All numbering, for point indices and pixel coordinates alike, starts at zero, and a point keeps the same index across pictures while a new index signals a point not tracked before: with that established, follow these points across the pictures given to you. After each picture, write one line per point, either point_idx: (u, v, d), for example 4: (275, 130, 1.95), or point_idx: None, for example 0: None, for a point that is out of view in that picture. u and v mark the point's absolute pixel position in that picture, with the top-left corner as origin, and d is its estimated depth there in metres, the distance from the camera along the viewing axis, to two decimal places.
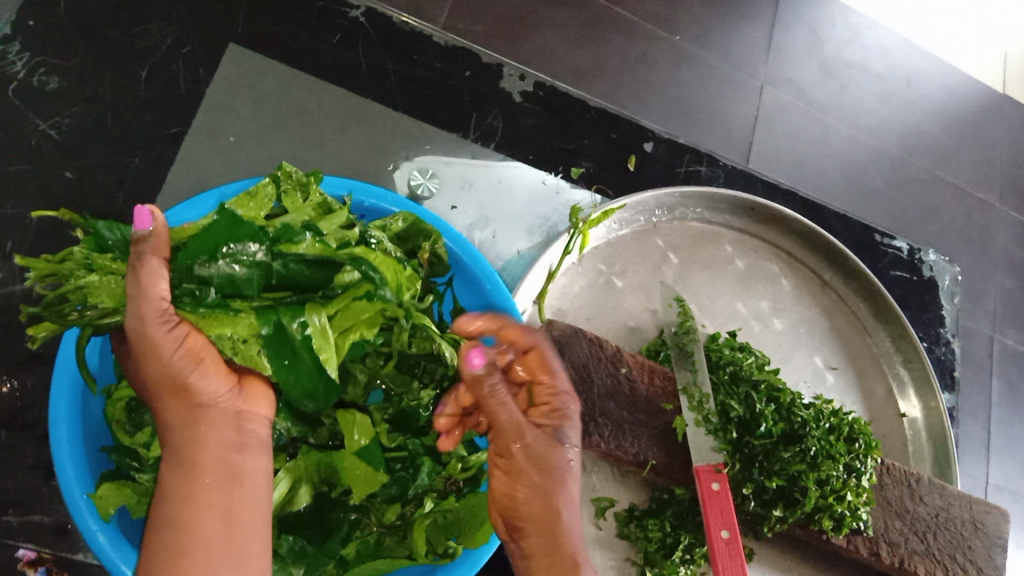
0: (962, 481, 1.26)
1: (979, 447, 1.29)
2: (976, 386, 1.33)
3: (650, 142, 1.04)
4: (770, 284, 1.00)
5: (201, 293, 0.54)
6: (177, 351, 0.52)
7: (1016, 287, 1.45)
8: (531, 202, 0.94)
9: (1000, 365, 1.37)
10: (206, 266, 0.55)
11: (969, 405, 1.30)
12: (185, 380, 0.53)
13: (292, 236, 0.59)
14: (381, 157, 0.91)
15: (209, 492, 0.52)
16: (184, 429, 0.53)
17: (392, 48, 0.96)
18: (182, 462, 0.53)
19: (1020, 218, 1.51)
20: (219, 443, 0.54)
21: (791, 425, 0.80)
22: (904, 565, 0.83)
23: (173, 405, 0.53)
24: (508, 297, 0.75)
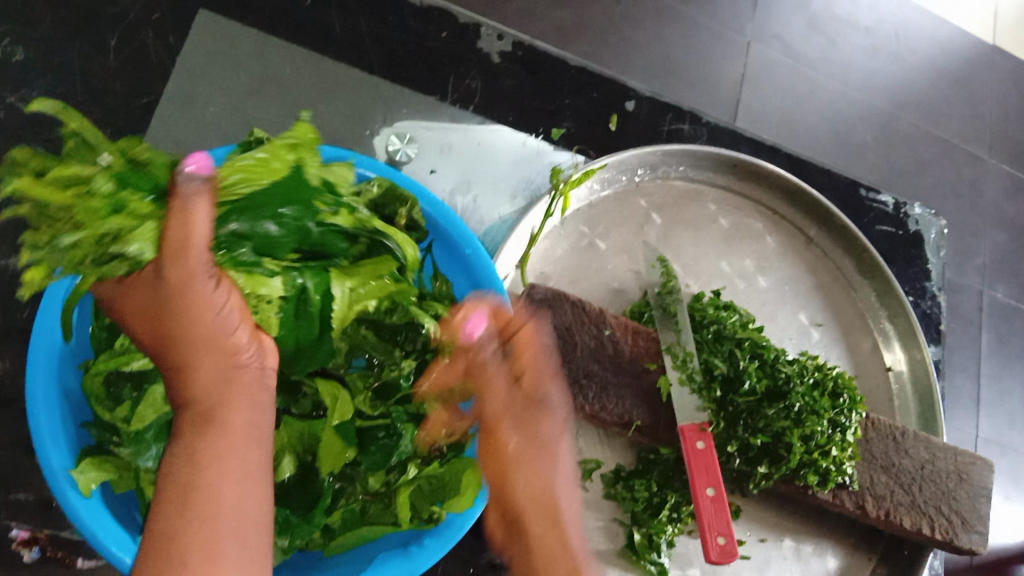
0: (950, 435, 1.27)
1: (967, 401, 1.30)
2: (964, 340, 1.33)
3: (632, 101, 1.02)
4: (755, 242, 0.99)
5: (237, 249, 0.57)
6: (217, 306, 0.52)
7: (1006, 240, 1.44)
8: (513, 165, 0.93)
9: (989, 319, 1.37)
10: (236, 221, 0.57)
11: (958, 359, 1.31)
12: (222, 334, 0.52)
13: (330, 205, 0.62)
14: (358, 122, 0.90)
15: (240, 445, 0.49)
16: (215, 388, 0.51)
17: (366, 10, 0.94)
18: (211, 420, 0.49)
19: (1010, 171, 1.50)
20: (247, 404, 0.51)
21: (775, 382, 0.81)
22: (890, 517, 0.85)
23: (205, 362, 0.51)
24: (488, 262, 0.74)
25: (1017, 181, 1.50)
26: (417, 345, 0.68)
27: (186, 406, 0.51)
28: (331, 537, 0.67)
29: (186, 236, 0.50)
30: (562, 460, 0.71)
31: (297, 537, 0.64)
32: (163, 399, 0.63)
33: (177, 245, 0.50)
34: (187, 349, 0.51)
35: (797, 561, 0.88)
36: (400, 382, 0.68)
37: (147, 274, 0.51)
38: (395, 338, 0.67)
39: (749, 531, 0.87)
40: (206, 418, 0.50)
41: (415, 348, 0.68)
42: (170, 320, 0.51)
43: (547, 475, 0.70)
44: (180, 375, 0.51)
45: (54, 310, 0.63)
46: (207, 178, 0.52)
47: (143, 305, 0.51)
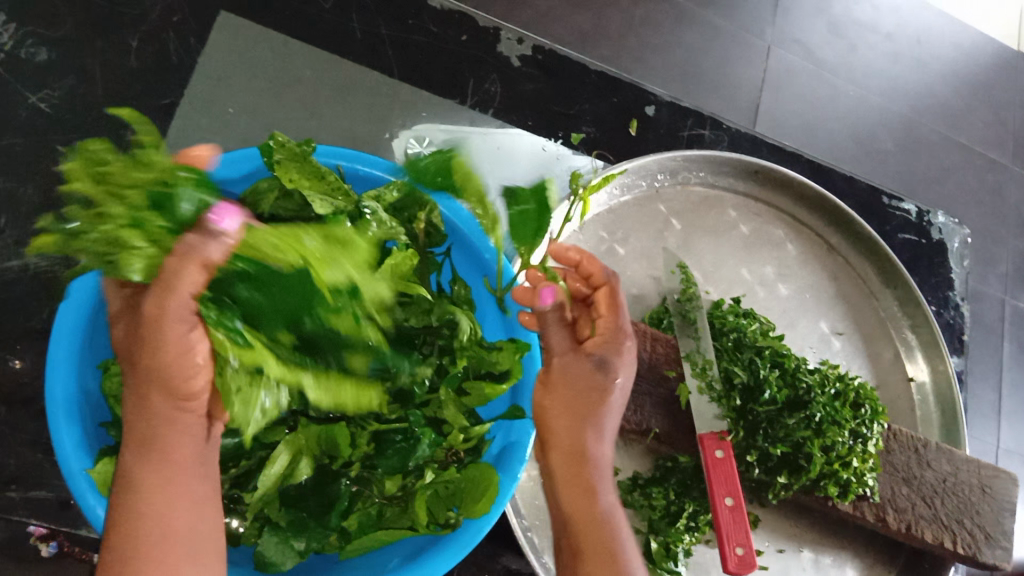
0: (972, 445, 1.26)
1: (988, 411, 1.29)
2: (986, 350, 1.32)
3: (652, 106, 1.01)
4: (775, 249, 0.98)
5: (226, 314, 0.54)
6: (184, 351, 0.53)
7: None
8: (532, 168, 0.92)
9: (1011, 329, 1.35)
10: (241, 285, 0.53)
11: (979, 369, 1.29)
12: (174, 378, 0.54)
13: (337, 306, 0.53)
14: (377, 125, 0.90)
15: (179, 482, 0.53)
16: (160, 423, 0.54)
17: (387, 13, 0.94)
18: (153, 454, 0.53)
19: None
20: (193, 444, 0.55)
21: (796, 391, 0.80)
22: (911, 530, 0.84)
23: (155, 400, 0.54)
24: (506, 265, 0.73)
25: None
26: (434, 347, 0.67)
27: (134, 432, 0.54)
28: (346, 540, 0.66)
29: (172, 288, 0.51)
30: (599, 444, 0.70)
31: (313, 541, 0.63)
32: None
33: (161, 289, 0.52)
34: (147, 384, 0.54)
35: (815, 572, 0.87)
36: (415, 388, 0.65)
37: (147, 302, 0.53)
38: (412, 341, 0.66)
39: (768, 541, 0.86)
40: (150, 448, 0.53)
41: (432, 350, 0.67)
42: (139, 352, 0.54)
43: (603, 439, 0.70)
44: (138, 405, 0.54)
45: (71, 313, 0.63)
46: (225, 236, 0.53)
47: (134, 325, 0.55)
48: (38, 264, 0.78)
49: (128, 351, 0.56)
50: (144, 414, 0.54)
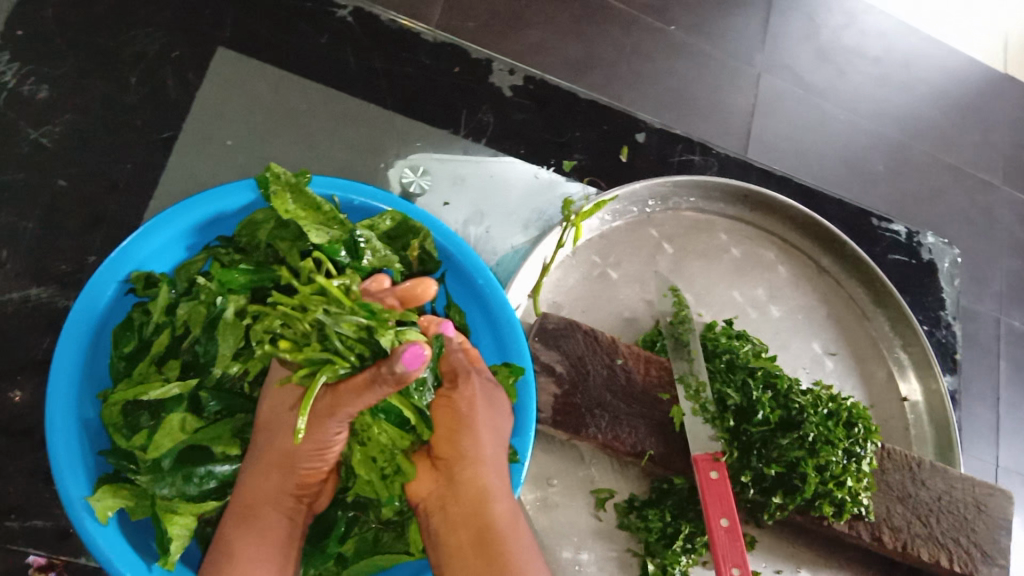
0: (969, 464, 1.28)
1: (986, 430, 1.31)
2: (982, 368, 1.34)
3: (642, 133, 1.01)
4: (766, 272, 0.99)
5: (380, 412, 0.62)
6: (321, 450, 0.59)
7: (1023, 270, 1.45)
8: (526, 196, 0.91)
9: (1007, 347, 1.38)
10: None
11: (975, 388, 1.32)
12: (302, 473, 0.60)
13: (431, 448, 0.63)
14: (372, 155, 0.90)
15: (269, 553, 0.58)
16: (258, 494, 0.59)
17: (381, 46, 0.95)
18: (249, 519, 0.59)
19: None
20: (282, 518, 0.60)
21: (789, 412, 0.81)
22: (906, 549, 0.84)
23: (271, 478, 0.59)
24: (499, 290, 0.75)
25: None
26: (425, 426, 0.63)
27: (244, 504, 0.59)
28: (344, 566, 0.67)
29: (354, 405, 0.57)
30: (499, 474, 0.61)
31: (311, 567, 0.65)
32: (181, 426, 0.62)
33: (337, 402, 0.57)
34: (274, 462, 0.59)
35: None
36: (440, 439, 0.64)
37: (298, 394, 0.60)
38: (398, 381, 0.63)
39: (765, 562, 0.86)
40: (257, 515, 0.59)
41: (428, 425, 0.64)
42: (282, 430, 0.59)
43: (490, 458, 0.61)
44: (257, 475, 0.59)
45: (70, 350, 0.64)
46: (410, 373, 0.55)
47: (275, 404, 0.60)
48: (39, 296, 0.79)
49: (258, 426, 0.60)
50: (262, 486, 0.59)
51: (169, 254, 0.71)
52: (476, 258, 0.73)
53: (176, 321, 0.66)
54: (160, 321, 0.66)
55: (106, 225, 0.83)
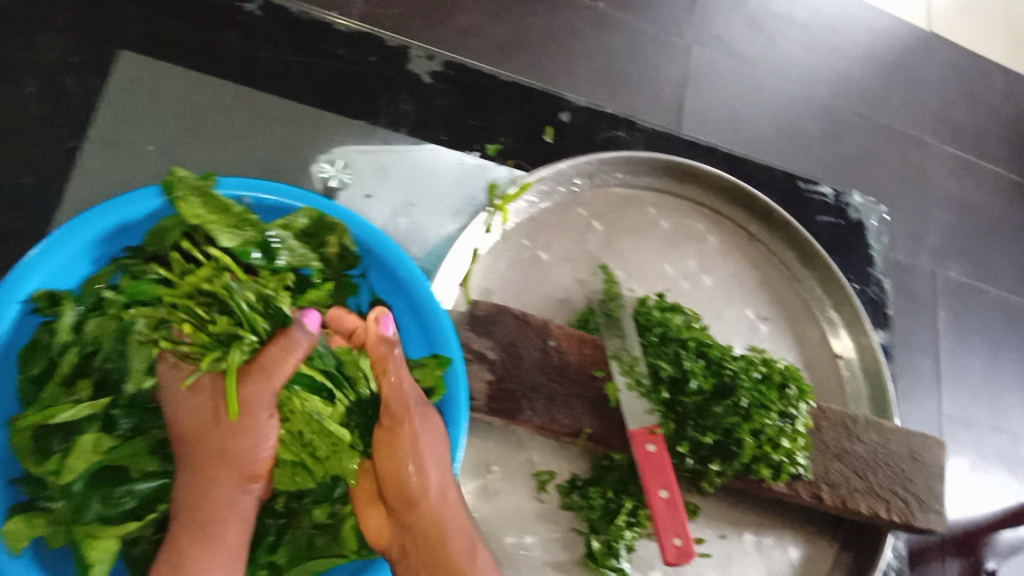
0: (914, 415, 1.31)
1: (929, 380, 1.34)
2: (921, 320, 1.38)
3: (566, 112, 1.00)
4: (697, 243, 0.99)
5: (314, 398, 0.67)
6: (258, 443, 0.61)
7: (956, 222, 1.48)
8: (451, 182, 0.90)
9: (945, 299, 1.41)
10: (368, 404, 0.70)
11: (914, 340, 1.35)
12: (251, 467, 0.61)
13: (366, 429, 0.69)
14: (288, 151, 0.87)
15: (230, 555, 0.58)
16: (202, 496, 0.58)
17: (293, 40, 0.92)
18: (201, 529, 0.57)
19: (954, 151, 1.53)
20: (240, 521, 0.59)
21: (721, 379, 0.82)
22: (846, 504, 0.85)
23: (220, 475, 0.59)
24: (423, 281, 0.74)
25: (963, 162, 1.54)
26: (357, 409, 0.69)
27: (192, 515, 0.58)
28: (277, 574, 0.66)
29: (280, 377, 0.60)
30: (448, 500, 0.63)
31: None
32: (94, 447, 0.62)
33: (254, 377, 0.60)
34: (213, 456, 0.59)
35: (758, 555, 0.88)
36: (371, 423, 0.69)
37: (210, 385, 0.61)
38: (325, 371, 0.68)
39: (709, 527, 0.88)
40: (210, 524, 0.58)
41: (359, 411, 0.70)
42: (204, 414, 0.60)
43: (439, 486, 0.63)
44: (202, 483, 0.59)
45: None
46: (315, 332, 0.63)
47: (196, 406, 0.60)
48: None
49: (182, 427, 0.60)
50: (210, 490, 0.59)
51: (74, 268, 0.68)
52: (397, 252, 0.72)
53: (84, 339, 0.65)
54: (67, 341, 0.65)
55: (11, 241, 0.79)
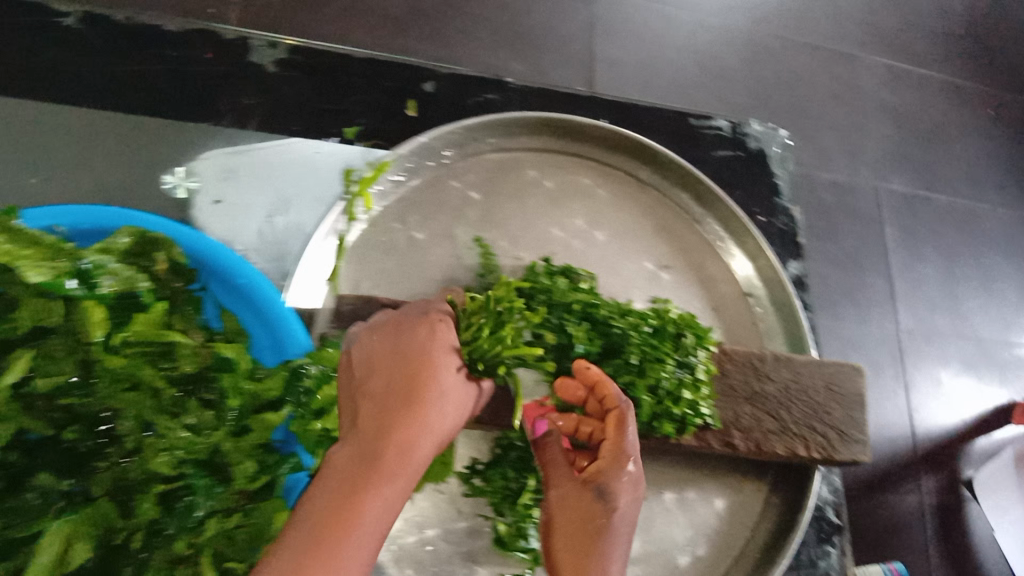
0: (880, 326, 1.43)
1: (885, 298, 1.46)
2: (871, 240, 1.49)
3: (429, 81, 0.95)
4: (584, 198, 0.95)
5: (180, 408, 0.68)
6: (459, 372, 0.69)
7: (894, 133, 1.59)
8: (306, 174, 0.86)
9: (892, 214, 1.52)
10: (236, 406, 0.69)
11: (869, 260, 1.47)
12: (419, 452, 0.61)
13: (238, 432, 0.69)
14: (125, 168, 0.83)
15: None
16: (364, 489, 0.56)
17: (121, 49, 0.87)
18: (338, 528, 0.53)
19: (885, 61, 1.64)
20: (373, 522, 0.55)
21: (610, 339, 0.80)
22: (762, 448, 0.82)
23: (402, 475, 0.59)
24: (262, 282, 0.74)
25: (893, 70, 1.64)
26: (227, 413, 0.69)
27: (350, 484, 0.56)
28: None
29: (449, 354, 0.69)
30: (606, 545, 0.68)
31: None
32: None
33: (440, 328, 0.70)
34: (400, 450, 0.60)
35: (682, 511, 0.86)
36: (239, 427, 0.69)
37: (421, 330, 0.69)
38: (189, 384, 0.70)
39: None
40: (364, 526, 0.54)
41: (230, 415, 0.69)
42: (397, 359, 0.66)
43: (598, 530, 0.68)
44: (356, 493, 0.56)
45: None
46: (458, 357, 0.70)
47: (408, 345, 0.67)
48: None
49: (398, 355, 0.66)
50: (377, 493, 0.56)
51: None
52: (232, 260, 0.71)
53: None
54: None
55: None
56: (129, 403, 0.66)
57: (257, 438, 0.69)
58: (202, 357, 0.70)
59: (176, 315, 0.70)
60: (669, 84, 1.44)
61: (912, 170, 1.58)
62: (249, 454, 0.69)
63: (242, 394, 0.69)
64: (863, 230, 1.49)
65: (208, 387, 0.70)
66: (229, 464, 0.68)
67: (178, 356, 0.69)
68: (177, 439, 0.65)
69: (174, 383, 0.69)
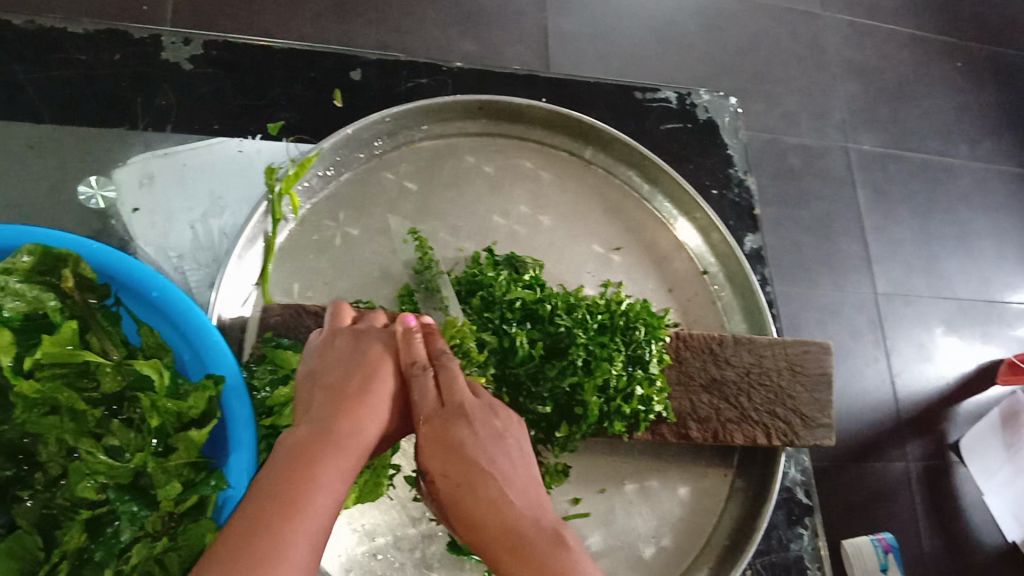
0: (856, 291, 1.40)
1: (859, 261, 1.42)
2: (842, 202, 1.45)
3: (357, 69, 0.91)
4: (526, 182, 0.91)
5: (101, 431, 0.61)
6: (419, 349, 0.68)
7: (861, 92, 1.55)
8: (230, 175, 0.82)
9: (862, 175, 1.48)
10: (161, 424, 0.61)
11: (842, 224, 1.43)
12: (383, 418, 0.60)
13: (166, 452, 0.62)
14: (34, 181, 0.78)
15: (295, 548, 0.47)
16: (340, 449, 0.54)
17: (24, 55, 0.82)
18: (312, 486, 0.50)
19: (847, 19, 1.60)
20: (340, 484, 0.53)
21: (554, 338, 0.74)
22: (719, 438, 0.79)
23: (338, 460, 0.53)
24: (179, 294, 0.67)
25: (858, 29, 1.60)
26: (152, 431, 0.61)
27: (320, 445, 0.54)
28: None
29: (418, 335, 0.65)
30: None
31: None
32: None
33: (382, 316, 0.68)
34: (365, 413, 0.58)
35: (645, 502, 0.82)
36: (166, 446, 0.62)
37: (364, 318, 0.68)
38: (112, 404, 0.63)
39: (585, 485, 0.81)
40: (306, 515, 0.48)
41: (155, 433, 0.61)
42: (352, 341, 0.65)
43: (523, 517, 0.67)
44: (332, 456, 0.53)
45: None
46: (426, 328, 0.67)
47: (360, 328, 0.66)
48: None
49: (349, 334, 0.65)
50: (340, 465, 0.53)
51: None
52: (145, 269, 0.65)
53: None
54: None
55: None
56: (44, 426, 0.59)
57: (183, 462, 0.61)
58: (124, 373, 0.62)
59: (94, 334, 0.64)
60: (624, 57, 1.39)
61: (881, 129, 1.53)
62: (182, 474, 0.61)
63: (169, 410, 0.61)
64: (834, 194, 1.45)
65: (132, 406, 0.63)
66: (158, 486, 0.60)
67: (97, 374, 0.61)
68: (97, 462, 0.58)
69: (94, 403, 0.61)
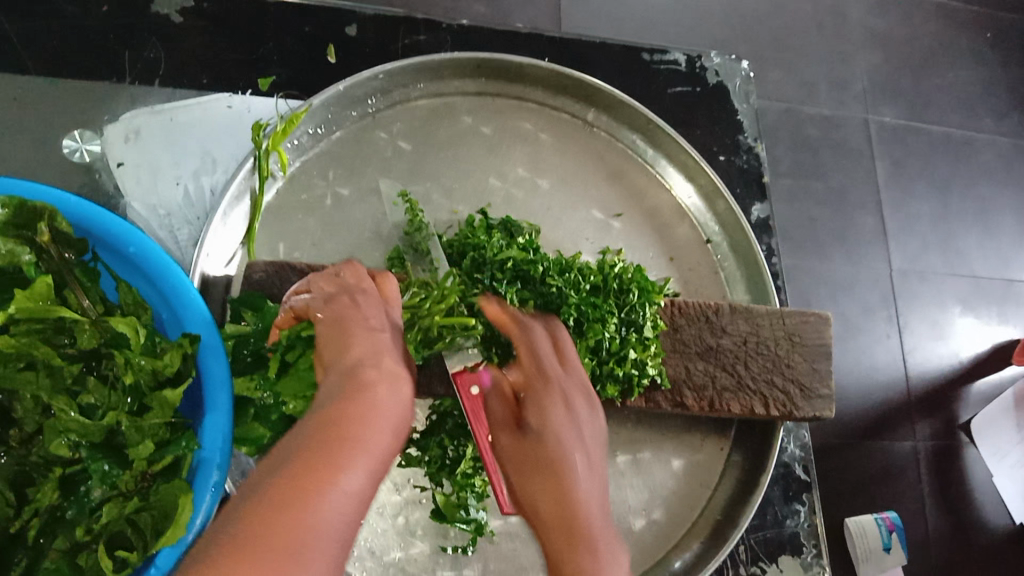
0: (869, 268, 1.36)
1: (874, 236, 1.38)
2: (858, 174, 1.40)
3: (352, 24, 0.88)
4: (525, 145, 0.88)
5: (79, 386, 0.60)
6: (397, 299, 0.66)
7: (883, 62, 1.50)
8: (219, 131, 0.80)
9: (880, 147, 1.44)
10: (135, 382, 0.60)
11: (856, 197, 1.39)
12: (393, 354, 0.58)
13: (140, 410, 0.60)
14: (17, 135, 0.76)
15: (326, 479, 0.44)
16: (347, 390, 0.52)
17: (10, 5, 0.80)
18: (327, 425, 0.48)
19: None
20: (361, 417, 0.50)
21: (545, 298, 0.72)
22: (715, 406, 0.77)
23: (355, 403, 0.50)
24: (156, 250, 0.63)
25: None
26: (126, 389, 0.60)
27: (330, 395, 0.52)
28: None
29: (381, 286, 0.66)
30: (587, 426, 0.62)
31: None
32: None
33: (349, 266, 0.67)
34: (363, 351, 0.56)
35: (637, 474, 0.80)
36: (139, 405, 0.60)
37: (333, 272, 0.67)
38: (90, 359, 0.61)
39: None
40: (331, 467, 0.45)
41: (129, 391, 0.60)
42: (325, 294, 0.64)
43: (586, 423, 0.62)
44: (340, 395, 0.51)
45: None
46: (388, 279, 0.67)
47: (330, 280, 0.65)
48: None
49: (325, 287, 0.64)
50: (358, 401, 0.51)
51: None
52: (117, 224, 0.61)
53: None
54: None
55: None
56: (19, 381, 0.58)
57: (158, 419, 0.59)
58: (99, 330, 0.61)
59: (71, 289, 0.62)
60: (637, 21, 1.35)
61: (902, 100, 1.48)
62: (156, 432, 0.59)
63: (142, 368, 0.60)
64: (850, 167, 1.40)
65: (108, 363, 0.61)
66: (131, 445, 0.58)
67: (73, 331, 0.61)
68: (70, 420, 0.57)
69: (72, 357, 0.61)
